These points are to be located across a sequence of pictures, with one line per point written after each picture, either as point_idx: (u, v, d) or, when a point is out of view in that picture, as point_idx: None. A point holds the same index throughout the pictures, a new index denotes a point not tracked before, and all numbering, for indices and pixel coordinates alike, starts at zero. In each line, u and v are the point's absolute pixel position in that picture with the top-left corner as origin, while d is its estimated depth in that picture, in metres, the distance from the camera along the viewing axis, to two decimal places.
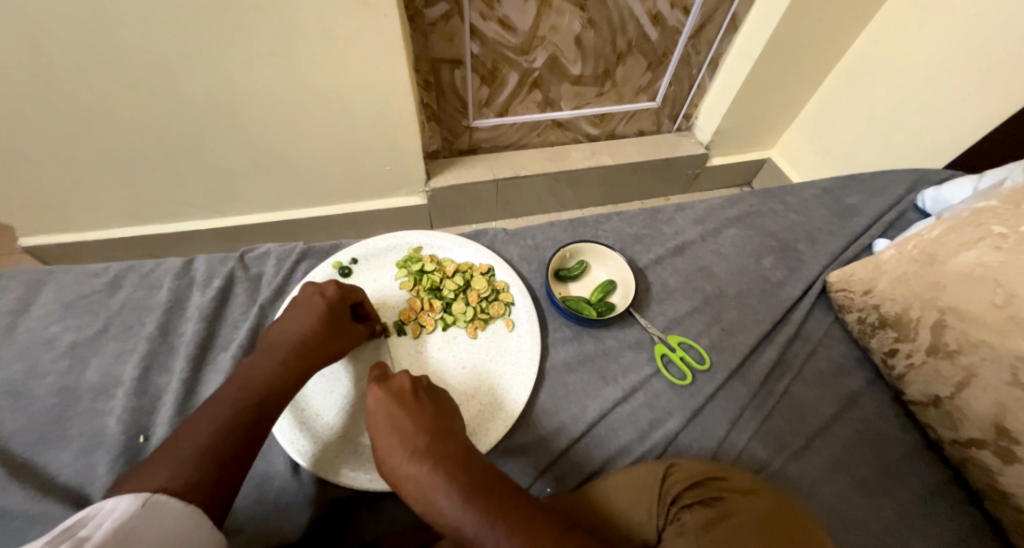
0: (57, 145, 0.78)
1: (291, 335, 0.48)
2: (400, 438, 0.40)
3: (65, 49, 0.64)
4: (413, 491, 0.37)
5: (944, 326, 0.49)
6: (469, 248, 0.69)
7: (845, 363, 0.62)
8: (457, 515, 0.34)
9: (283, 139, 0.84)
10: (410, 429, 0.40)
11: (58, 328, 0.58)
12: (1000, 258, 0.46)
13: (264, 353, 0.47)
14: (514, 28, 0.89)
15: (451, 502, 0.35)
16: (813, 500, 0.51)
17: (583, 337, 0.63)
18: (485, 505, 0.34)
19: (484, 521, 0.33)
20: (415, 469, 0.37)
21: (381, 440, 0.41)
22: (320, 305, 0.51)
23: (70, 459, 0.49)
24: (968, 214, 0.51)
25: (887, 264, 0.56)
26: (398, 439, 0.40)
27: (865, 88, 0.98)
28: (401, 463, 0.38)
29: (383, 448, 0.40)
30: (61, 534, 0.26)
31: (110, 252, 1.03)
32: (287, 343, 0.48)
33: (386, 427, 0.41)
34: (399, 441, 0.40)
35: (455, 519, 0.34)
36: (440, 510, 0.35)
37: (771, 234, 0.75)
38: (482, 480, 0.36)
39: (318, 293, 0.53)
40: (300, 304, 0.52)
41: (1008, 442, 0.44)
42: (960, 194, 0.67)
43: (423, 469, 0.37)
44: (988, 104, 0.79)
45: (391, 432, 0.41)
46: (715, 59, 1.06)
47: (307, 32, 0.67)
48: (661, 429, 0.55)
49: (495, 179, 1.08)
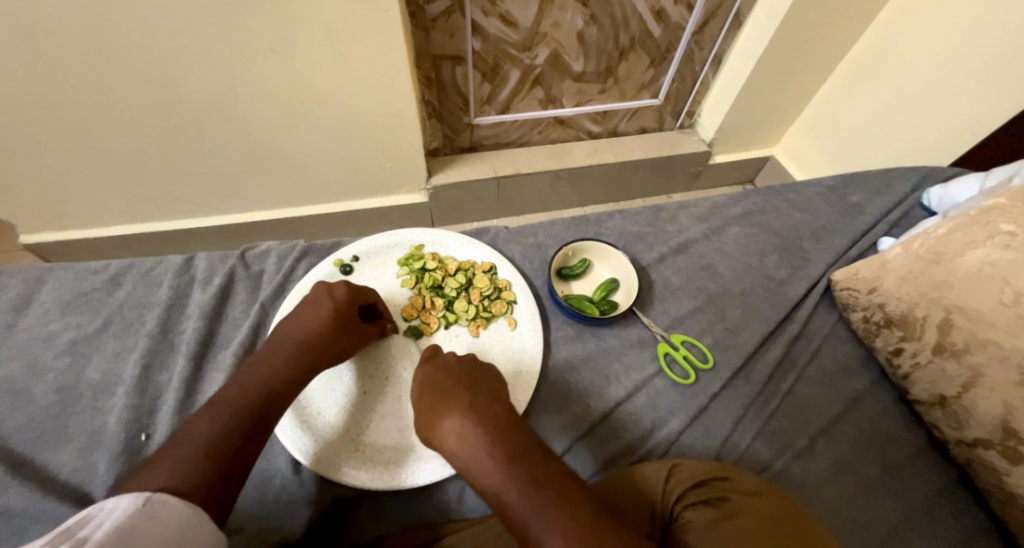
0: (56, 142, 0.77)
1: (298, 335, 0.48)
2: (448, 401, 0.41)
3: (64, 45, 0.63)
4: (455, 452, 0.38)
5: (951, 325, 0.48)
6: (471, 245, 0.68)
7: (850, 362, 0.62)
8: (501, 482, 0.35)
9: (284, 136, 0.84)
10: (459, 395, 0.41)
11: (58, 325, 0.58)
12: (1008, 256, 0.45)
13: (267, 353, 0.46)
14: (516, 24, 0.89)
15: (492, 461, 0.36)
16: (817, 500, 0.51)
17: (585, 335, 0.63)
18: (523, 468, 0.35)
19: (528, 491, 0.34)
20: (457, 430, 0.39)
21: (428, 402, 0.42)
22: (328, 304, 0.51)
23: (71, 457, 0.49)
24: (975, 212, 0.51)
25: (893, 263, 0.56)
26: (445, 402, 0.41)
27: (869, 85, 0.97)
28: (445, 424, 0.40)
29: (430, 409, 0.41)
30: (57, 535, 0.26)
31: (110, 250, 1.02)
32: (292, 343, 0.47)
33: (436, 391, 0.43)
34: (447, 404, 0.41)
35: (498, 487, 0.35)
36: (483, 474, 0.36)
37: (775, 232, 0.75)
38: (522, 445, 0.37)
39: (328, 293, 0.52)
40: (307, 303, 0.52)
41: (1015, 442, 0.43)
42: (967, 192, 0.66)
43: (465, 428, 0.38)
44: (995, 101, 0.79)
45: (437, 397, 0.42)
46: (718, 56, 1.05)
47: (307, 28, 0.67)
48: (665, 428, 0.55)
49: (497, 177, 1.08)
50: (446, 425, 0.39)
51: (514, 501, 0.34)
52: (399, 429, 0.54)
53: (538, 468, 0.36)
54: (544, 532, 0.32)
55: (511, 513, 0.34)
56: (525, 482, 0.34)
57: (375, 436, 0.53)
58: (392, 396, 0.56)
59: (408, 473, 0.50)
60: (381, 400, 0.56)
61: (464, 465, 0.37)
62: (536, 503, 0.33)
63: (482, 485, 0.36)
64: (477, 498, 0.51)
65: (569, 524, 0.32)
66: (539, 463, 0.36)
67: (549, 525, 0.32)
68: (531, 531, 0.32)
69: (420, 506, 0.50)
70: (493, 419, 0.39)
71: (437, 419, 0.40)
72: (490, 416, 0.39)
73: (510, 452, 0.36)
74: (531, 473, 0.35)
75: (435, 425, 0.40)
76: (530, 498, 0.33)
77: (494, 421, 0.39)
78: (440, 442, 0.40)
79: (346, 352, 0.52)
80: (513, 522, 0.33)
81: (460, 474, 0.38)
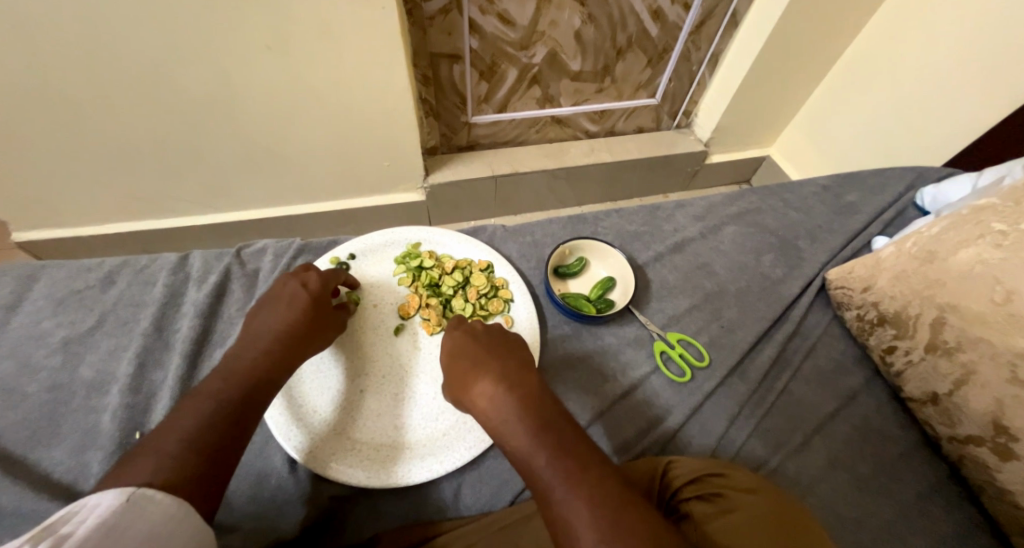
0: (50, 139, 0.77)
1: (273, 327, 0.48)
2: (481, 369, 0.43)
3: (58, 42, 0.63)
4: (488, 411, 0.40)
5: (944, 323, 0.49)
6: (469, 244, 0.68)
7: (844, 361, 0.62)
8: (530, 447, 0.37)
9: (280, 134, 0.83)
10: (493, 363, 0.43)
11: (51, 323, 0.58)
12: (999, 255, 0.46)
13: (245, 346, 0.46)
14: (513, 23, 0.89)
15: (524, 424, 0.38)
16: (811, 497, 0.51)
17: (582, 333, 0.63)
18: (553, 435, 0.37)
19: (554, 456, 0.36)
20: (490, 392, 0.41)
21: (463, 367, 0.44)
22: (304, 295, 0.51)
23: (64, 456, 0.49)
24: (968, 211, 0.51)
25: (887, 262, 0.56)
26: (479, 370, 0.43)
27: (863, 86, 0.98)
28: (477, 386, 0.42)
29: (465, 374, 0.44)
30: (39, 533, 0.25)
31: (105, 248, 1.02)
32: (270, 335, 0.47)
33: (471, 358, 0.45)
34: (481, 370, 0.43)
35: (526, 450, 0.37)
36: (514, 436, 0.38)
37: (771, 232, 0.75)
38: (551, 415, 0.39)
39: (301, 285, 0.52)
40: (279, 296, 0.51)
41: (1006, 439, 0.44)
42: (960, 192, 0.67)
43: (498, 391, 0.41)
44: (989, 102, 0.79)
45: (469, 362, 0.44)
46: (714, 56, 1.05)
47: (304, 26, 0.67)
48: (662, 426, 0.55)
49: (494, 176, 1.08)
50: (480, 390, 0.42)
51: (540, 465, 0.36)
52: (395, 427, 0.54)
53: (565, 437, 0.37)
54: (565, 496, 0.33)
55: (536, 475, 0.36)
56: (553, 448, 0.36)
57: (372, 434, 0.53)
58: (391, 394, 0.57)
59: (405, 471, 0.50)
60: (377, 398, 0.56)
61: (495, 427, 0.40)
62: (561, 468, 0.35)
63: (510, 446, 0.38)
64: (474, 496, 0.51)
65: (592, 491, 0.33)
66: (566, 432, 0.38)
67: (571, 490, 0.33)
68: (553, 494, 0.34)
69: (416, 504, 0.50)
70: (526, 386, 0.41)
71: (472, 383, 0.42)
72: (520, 383, 0.41)
73: (539, 420, 0.38)
74: (558, 440, 0.37)
75: (468, 390, 0.43)
76: (557, 463, 0.35)
77: (526, 389, 0.41)
78: (473, 405, 0.42)
79: (323, 341, 0.52)
80: (537, 484, 0.35)
81: (491, 432, 0.40)
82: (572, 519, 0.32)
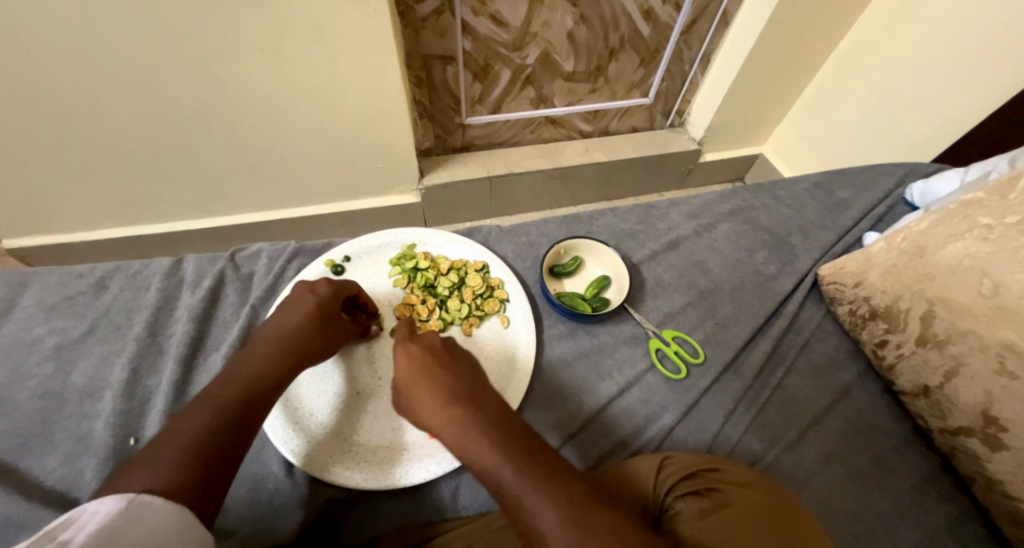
0: (40, 143, 0.76)
1: (278, 331, 0.48)
2: (440, 387, 0.41)
3: (49, 47, 0.63)
4: (450, 431, 0.39)
5: (934, 316, 0.50)
6: (464, 244, 0.69)
7: (838, 355, 0.63)
8: (497, 463, 0.36)
9: (275, 136, 0.83)
10: (452, 381, 0.42)
11: (43, 330, 0.58)
12: (986, 249, 0.46)
13: (249, 350, 0.46)
14: (507, 24, 0.89)
15: (487, 442, 0.37)
16: (806, 490, 0.52)
17: (579, 332, 0.63)
18: (517, 449, 0.37)
19: (522, 469, 0.35)
20: (451, 411, 0.40)
21: (417, 387, 0.42)
22: (311, 302, 0.50)
23: (57, 464, 0.48)
24: (955, 206, 0.52)
25: (877, 257, 0.57)
26: (437, 389, 0.41)
27: (853, 84, 0.99)
28: (436, 407, 0.40)
29: (422, 393, 0.42)
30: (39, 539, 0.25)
31: (96, 254, 1.01)
32: (273, 338, 0.47)
33: (426, 375, 0.42)
34: (437, 389, 0.41)
35: (492, 465, 0.36)
36: (479, 454, 0.37)
37: (763, 228, 0.76)
38: (515, 429, 0.38)
39: (310, 291, 0.52)
40: (288, 301, 0.51)
41: (995, 429, 0.44)
42: (949, 186, 0.67)
43: (460, 412, 0.39)
44: (977, 96, 0.80)
45: (426, 383, 0.42)
46: (706, 55, 1.06)
47: (297, 30, 0.67)
48: (658, 422, 0.56)
49: (489, 176, 1.08)
50: (440, 410, 0.40)
51: (508, 479, 0.35)
52: (393, 429, 0.54)
53: (533, 451, 0.37)
54: (535, 507, 0.33)
55: (506, 491, 0.35)
56: (519, 461, 0.36)
57: (369, 436, 0.53)
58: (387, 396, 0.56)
59: (402, 472, 0.50)
60: (371, 401, 0.56)
61: (458, 446, 0.39)
62: (530, 480, 0.35)
63: (475, 463, 0.37)
64: (472, 497, 0.51)
65: (560, 499, 0.33)
66: (530, 443, 0.38)
67: (540, 500, 0.33)
68: (524, 507, 0.34)
69: (416, 506, 0.50)
70: (490, 405, 0.40)
71: (431, 404, 0.41)
72: (480, 399, 0.40)
73: (505, 435, 0.38)
74: (525, 453, 0.37)
75: (428, 411, 0.41)
76: (523, 475, 0.35)
77: (487, 405, 0.40)
78: (434, 426, 0.41)
79: (328, 348, 0.51)
80: (507, 497, 0.35)
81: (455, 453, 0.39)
82: (544, 528, 0.32)
